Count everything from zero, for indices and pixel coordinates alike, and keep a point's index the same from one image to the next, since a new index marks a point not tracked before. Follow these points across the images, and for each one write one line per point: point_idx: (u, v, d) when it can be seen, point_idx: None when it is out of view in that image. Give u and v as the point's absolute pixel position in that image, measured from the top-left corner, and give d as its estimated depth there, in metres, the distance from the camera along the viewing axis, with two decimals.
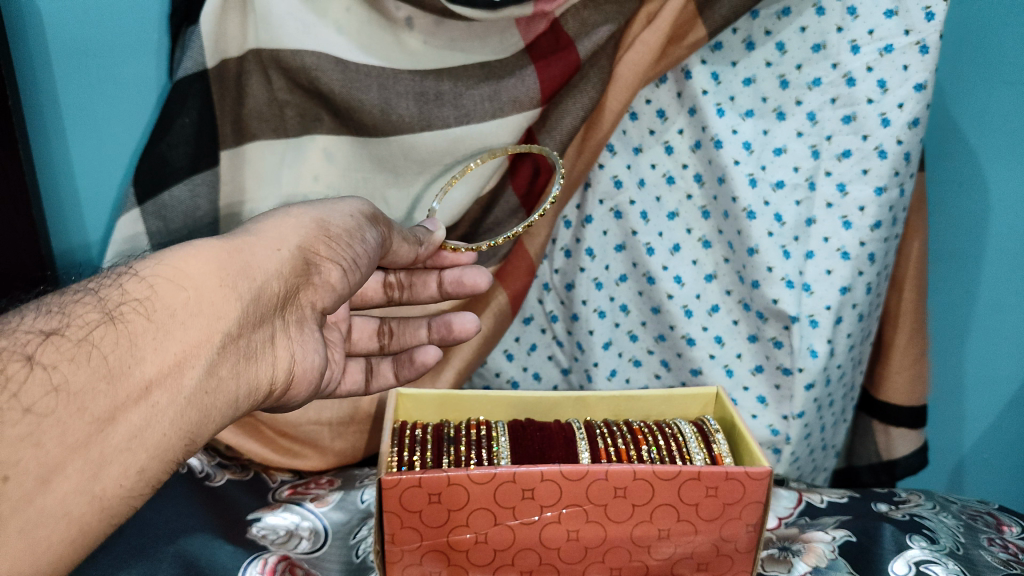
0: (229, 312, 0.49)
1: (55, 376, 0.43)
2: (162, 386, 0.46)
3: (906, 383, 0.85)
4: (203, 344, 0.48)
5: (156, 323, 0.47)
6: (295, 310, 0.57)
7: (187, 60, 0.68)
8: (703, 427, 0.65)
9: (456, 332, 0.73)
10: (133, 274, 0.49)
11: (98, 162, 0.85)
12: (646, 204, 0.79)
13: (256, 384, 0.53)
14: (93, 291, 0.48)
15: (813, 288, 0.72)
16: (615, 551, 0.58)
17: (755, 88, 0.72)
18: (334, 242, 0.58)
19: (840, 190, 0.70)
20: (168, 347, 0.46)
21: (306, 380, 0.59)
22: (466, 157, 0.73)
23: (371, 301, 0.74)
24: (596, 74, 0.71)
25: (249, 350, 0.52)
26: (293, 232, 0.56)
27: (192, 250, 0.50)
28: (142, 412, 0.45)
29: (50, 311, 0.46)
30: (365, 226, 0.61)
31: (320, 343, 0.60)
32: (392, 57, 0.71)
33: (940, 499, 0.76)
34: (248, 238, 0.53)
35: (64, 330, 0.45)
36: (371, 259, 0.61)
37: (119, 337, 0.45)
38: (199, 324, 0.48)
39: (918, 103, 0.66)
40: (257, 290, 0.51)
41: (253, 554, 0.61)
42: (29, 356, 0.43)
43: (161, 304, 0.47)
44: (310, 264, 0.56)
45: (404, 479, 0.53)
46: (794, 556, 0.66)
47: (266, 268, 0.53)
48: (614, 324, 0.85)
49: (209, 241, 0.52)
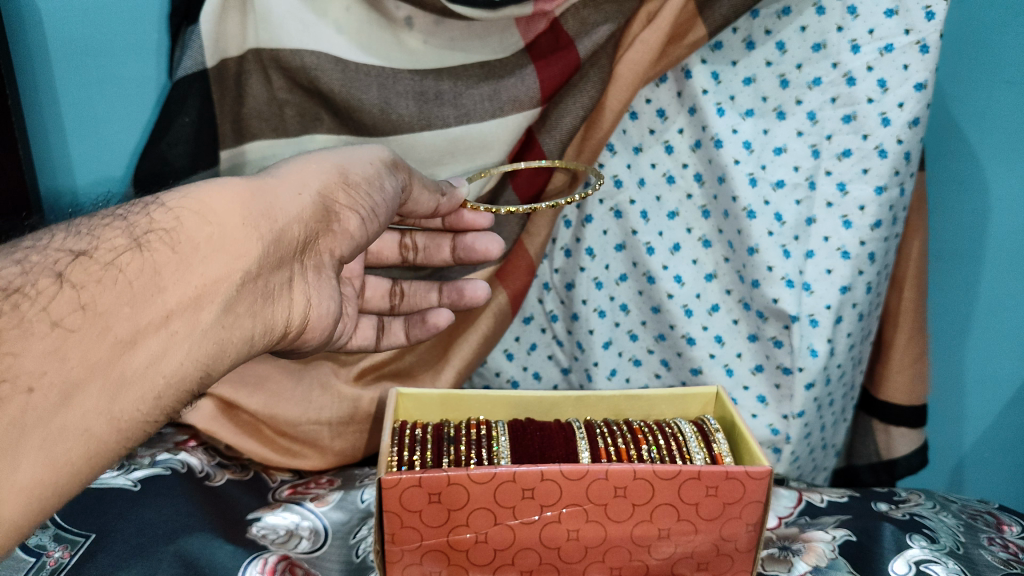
0: (248, 251, 0.52)
1: (83, 295, 0.46)
2: (181, 316, 0.48)
3: (907, 383, 0.85)
4: (221, 281, 0.50)
5: (180, 255, 0.49)
6: (313, 257, 0.59)
7: (187, 60, 0.69)
8: (703, 427, 0.65)
9: (467, 299, 0.75)
10: (160, 205, 0.52)
11: (97, 162, 0.85)
12: (647, 204, 0.79)
13: (272, 324, 0.56)
14: (121, 217, 0.52)
15: (813, 288, 0.72)
16: (615, 551, 0.58)
17: (755, 87, 0.72)
18: (353, 190, 0.60)
19: (840, 190, 0.70)
20: (189, 280, 0.49)
21: (320, 326, 0.61)
22: (466, 156, 0.73)
23: (388, 261, 0.78)
24: (596, 74, 0.71)
25: (266, 292, 0.54)
26: (314, 178, 0.59)
27: (216, 188, 0.53)
28: (161, 339, 0.47)
29: (80, 233, 0.51)
30: (384, 174, 0.62)
31: (336, 292, 0.62)
32: (393, 57, 0.71)
33: (940, 499, 0.76)
34: (272, 181, 0.56)
35: (93, 251, 0.49)
36: (391, 208, 0.63)
37: (144, 265, 0.48)
38: (218, 261, 0.50)
39: (918, 102, 0.66)
40: (276, 233, 0.54)
41: (253, 554, 0.61)
42: (60, 273, 0.47)
43: (185, 237, 0.50)
44: (330, 211, 0.59)
45: (404, 479, 0.53)
46: (795, 555, 0.66)
47: (287, 211, 0.55)
48: (614, 324, 0.84)
49: (235, 181, 0.55)
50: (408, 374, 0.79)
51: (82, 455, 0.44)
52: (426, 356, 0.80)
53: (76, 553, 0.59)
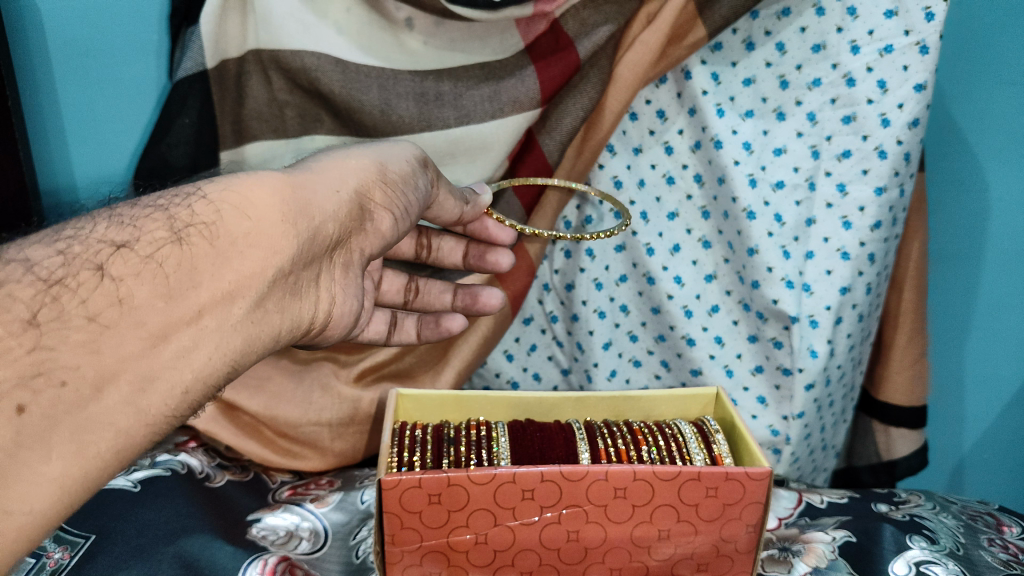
0: (285, 248, 0.50)
1: (121, 289, 0.45)
2: (213, 312, 0.47)
3: (906, 384, 0.85)
4: (255, 277, 0.49)
5: (217, 249, 0.48)
6: (343, 253, 0.58)
7: (187, 61, 0.69)
8: (703, 428, 0.65)
9: (480, 304, 0.74)
10: (201, 196, 0.50)
11: (97, 163, 0.85)
12: (646, 204, 0.79)
13: (299, 319, 0.55)
14: (163, 208, 0.50)
15: (813, 289, 0.72)
16: (615, 552, 0.58)
17: (755, 88, 0.72)
18: (389, 189, 0.59)
19: (840, 191, 0.70)
20: (224, 274, 0.48)
21: (343, 320, 0.61)
22: (466, 157, 0.73)
23: (402, 256, 0.76)
24: (596, 75, 0.71)
25: (295, 288, 0.54)
26: (353, 174, 0.58)
27: (255, 180, 0.52)
28: (192, 334, 0.46)
29: (123, 223, 0.49)
30: (418, 172, 0.62)
31: (360, 288, 0.62)
32: (393, 58, 0.71)
33: (940, 500, 0.76)
34: (312, 176, 0.55)
35: (134, 244, 0.47)
36: (420, 208, 0.63)
37: (181, 259, 0.47)
38: (254, 256, 0.49)
39: (918, 103, 0.66)
40: (315, 230, 0.53)
41: (253, 555, 0.61)
42: (100, 266, 0.46)
43: (223, 231, 0.49)
44: (365, 209, 0.58)
45: (404, 480, 0.53)
46: (794, 556, 0.66)
47: (326, 208, 0.54)
48: (614, 325, 0.84)
49: (275, 173, 0.53)
50: (408, 375, 0.79)
51: (108, 457, 0.43)
52: (426, 358, 0.80)
53: (76, 553, 0.59)
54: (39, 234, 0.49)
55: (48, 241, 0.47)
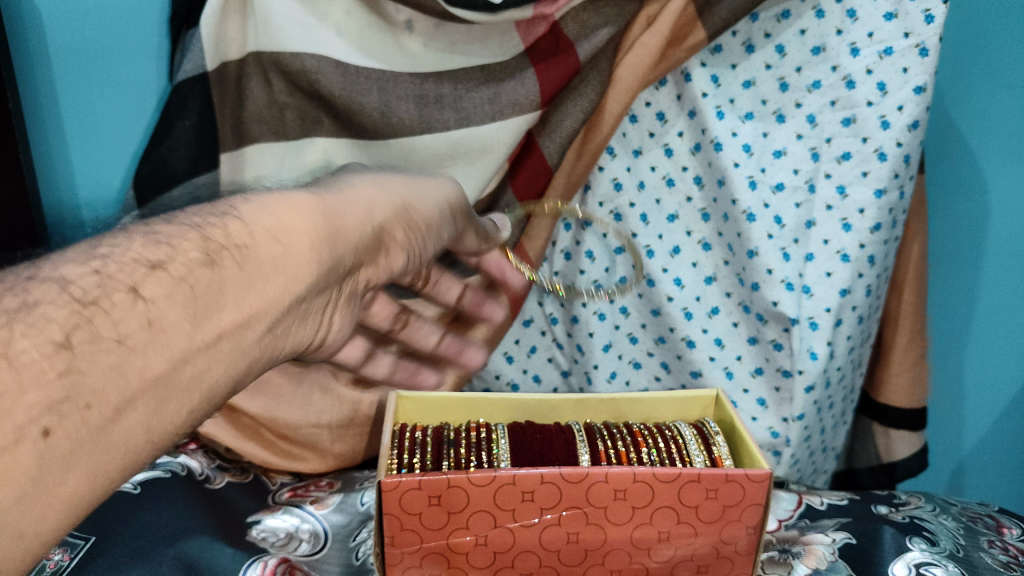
0: (305, 275, 0.48)
1: (152, 310, 0.41)
2: (231, 338, 0.44)
3: (906, 386, 0.85)
4: (272, 305, 0.47)
5: (245, 274, 0.45)
6: (351, 284, 0.55)
7: (187, 63, 0.70)
8: (703, 429, 0.65)
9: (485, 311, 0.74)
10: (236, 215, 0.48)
11: (97, 166, 0.85)
12: (646, 206, 0.79)
13: (299, 344, 0.52)
14: (201, 227, 0.46)
15: (812, 291, 0.72)
16: (614, 554, 0.58)
17: (754, 90, 0.72)
18: (413, 228, 0.57)
19: (840, 193, 0.70)
20: (247, 300, 0.45)
21: (332, 346, 0.59)
22: (466, 160, 0.72)
23: None
24: (596, 77, 0.72)
25: (304, 314, 0.51)
26: (383, 207, 0.55)
27: (286, 202, 0.50)
28: (207, 359, 0.42)
29: (160, 242, 0.45)
30: (447, 218, 0.60)
31: (355, 319, 0.59)
32: (392, 60, 0.70)
33: (940, 502, 0.76)
34: (341, 202, 0.53)
35: (168, 265, 0.43)
36: (440, 246, 0.61)
37: (213, 281, 0.43)
38: (279, 281, 0.47)
39: (918, 106, 0.66)
40: (335, 260, 0.50)
41: (253, 557, 0.61)
42: (133, 287, 0.41)
43: (254, 254, 0.46)
44: (384, 240, 0.56)
45: (404, 482, 0.53)
46: (794, 558, 0.66)
47: (349, 238, 0.52)
48: (614, 326, 0.84)
49: (305, 196, 0.51)
50: None
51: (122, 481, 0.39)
52: None
53: (76, 555, 0.59)
54: (75, 250, 0.45)
55: (81, 259, 0.43)
